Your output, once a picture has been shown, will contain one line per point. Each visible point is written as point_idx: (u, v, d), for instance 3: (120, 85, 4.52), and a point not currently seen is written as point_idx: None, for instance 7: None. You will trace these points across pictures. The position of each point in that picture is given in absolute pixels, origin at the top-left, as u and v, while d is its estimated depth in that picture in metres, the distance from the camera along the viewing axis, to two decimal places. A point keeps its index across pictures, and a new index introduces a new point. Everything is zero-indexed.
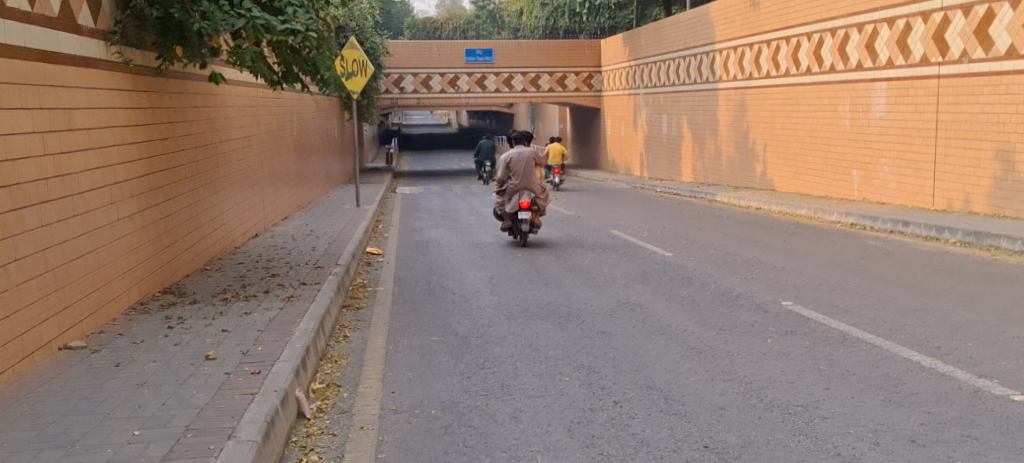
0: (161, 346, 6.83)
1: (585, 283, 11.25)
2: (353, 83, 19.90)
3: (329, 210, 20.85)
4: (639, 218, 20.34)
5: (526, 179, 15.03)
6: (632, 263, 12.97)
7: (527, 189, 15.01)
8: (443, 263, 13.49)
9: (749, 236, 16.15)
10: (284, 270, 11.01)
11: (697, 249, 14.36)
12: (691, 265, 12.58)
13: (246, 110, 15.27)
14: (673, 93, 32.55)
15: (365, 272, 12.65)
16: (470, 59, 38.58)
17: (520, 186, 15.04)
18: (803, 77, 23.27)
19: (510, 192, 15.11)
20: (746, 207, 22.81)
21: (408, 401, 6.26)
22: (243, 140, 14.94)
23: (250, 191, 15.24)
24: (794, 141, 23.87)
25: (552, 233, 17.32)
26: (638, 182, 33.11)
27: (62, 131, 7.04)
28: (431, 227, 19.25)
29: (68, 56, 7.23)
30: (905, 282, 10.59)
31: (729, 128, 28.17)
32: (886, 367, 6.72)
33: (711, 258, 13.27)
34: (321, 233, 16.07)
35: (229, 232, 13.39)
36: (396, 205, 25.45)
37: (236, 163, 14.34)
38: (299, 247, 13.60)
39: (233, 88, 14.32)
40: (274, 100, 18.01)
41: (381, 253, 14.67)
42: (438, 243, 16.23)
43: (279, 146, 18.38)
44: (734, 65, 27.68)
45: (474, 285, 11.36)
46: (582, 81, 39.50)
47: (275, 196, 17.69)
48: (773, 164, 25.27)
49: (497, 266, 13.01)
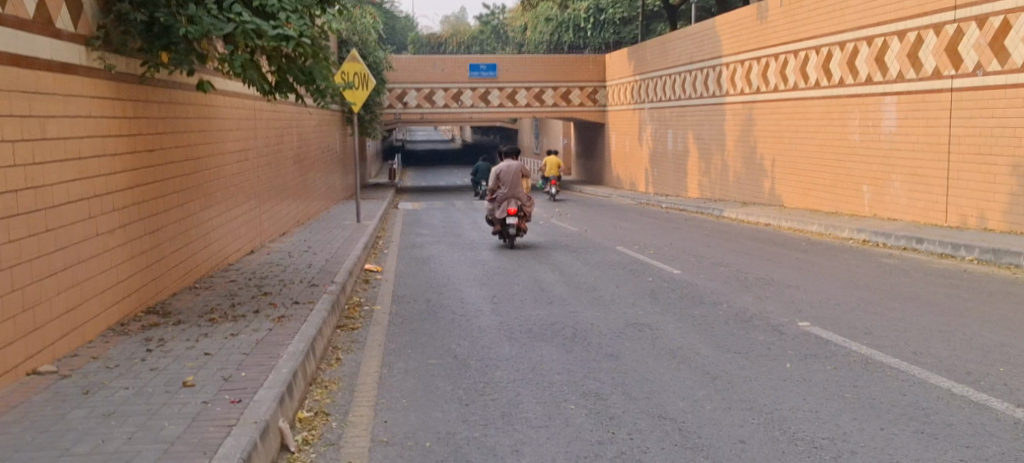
0: (136, 375, 6.36)
1: (590, 302, 10.77)
2: (354, 97, 19.50)
3: (328, 226, 20.42)
4: (645, 234, 19.87)
5: (513, 190, 16.99)
6: (639, 281, 12.50)
7: (515, 197, 16.97)
8: (444, 280, 13.05)
9: (759, 253, 15.68)
10: (276, 288, 10.56)
11: (706, 267, 13.88)
12: (701, 283, 12.11)
13: (243, 123, 14.87)
14: (678, 108, 32.15)
15: (362, 289, 12.21)
16: (474, 74, 38.22)
17: (508, 196, 16.98)
18: (812, 91, 22.83)
19: (500, 201, 17.04)
20: (755, 223, 22.34)
21: (401, 431, 5.81)
22: (239, 154, 14.54)
23: (245, 206, 14.80)
24: (803, 156, 23.41)
25: (556, 250, 16.85)
26: (643, 197, 32.64)
27: (34, 138, 6.65)
28: (433, 243, 18.80)
29: (43, 61, 6.84)
30: (925, 301, 10.11)
31: (736, 143, 27.73)
32: (915, 395, 6.25)
33: (721, 276, 12.80)
34: (319, 249, 15.63)
35: (222, 248, 12.96)
36: (398, 221, 25.01)
37: (231, 177, 13.92)
38: (295, 264, 13.16)
39: (229, 100, 13.93)
40: (273, 113, 17.62)
41: (380, 270, 14.23)
42: (439, 259, 15.78)
43: (278, 160, 17.98)
44: (741, 80, 27.26)
45: (474, 303, 10.90)
46: (587, 96, 39.08)
47: (273, 211, 17.26)
48: (781, 179, 24.80)
49: (499, 283, 12.55)
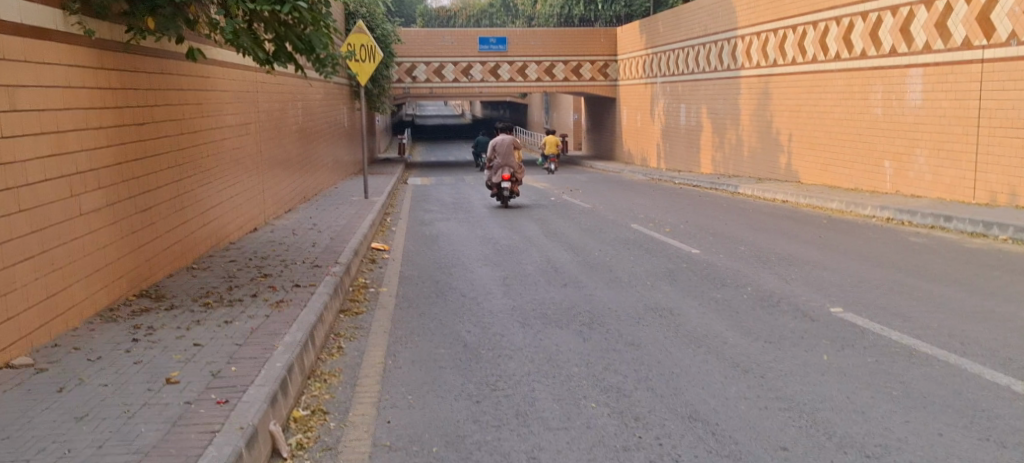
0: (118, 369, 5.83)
1: (606, 283, 10.22)
2: (361, 71, 18.88)
3: (334, 202, 19.87)
4: (660, 211, 19.27)
5: (506, 159, 20.11)
6: (657, 261, 11.93)
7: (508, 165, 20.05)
8: (453, 260, 12.52)
9: (780, 231, 15.08)
10: (276, 269, 10.03)
11: (726, 246, 13.30)
12: (722, 263, 11.53)
13: (243, 96, 14.29)
14: (692, 82, 31.43)
15: (367, 269, 11.70)
16: (483, 47, 37.52)
17: (502, 164, 20.10)
18: (832, 63, 22.13)
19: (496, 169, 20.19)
20: (772, 199, 21.74)
21: (406, 434, 5.30)
22: (239, 128, 13.98)
23: (247, 182, 14.28)
24: (822, 131, 22.75)
25: (569, 228, 16.29)
26: (655, 173, 32.00)
27: (2, 110, 6.14)
28: (441, 220, 18.27)
29: (11, 26, 6.32)
30: (963, 284, 9.53)
31: (752, 118, 27.04)
32: (971, 393, 5.71)
33: (743, 255, 12.22)
34: (324, 226, 15.10)
35: (222, 226, 12.44)
36: (405, 197, 24.43)
37: (231, 151, 13.38)
38: (298, 243, 12.63)
39: (228, 71, 13.35)
40: (275, 86, 17.04)
41: (386, 249, 13.70)
42: (449, 237, 15.26)
43: (281, 134, 17.42)
44: (757, 52, 26.54)
45: (485, 285, 10.36)
46: (598, 70, 38.25)
47: (276, 187, 16.71)
48: (799, 154, 24.14)
49: (510, 264, 11.99)
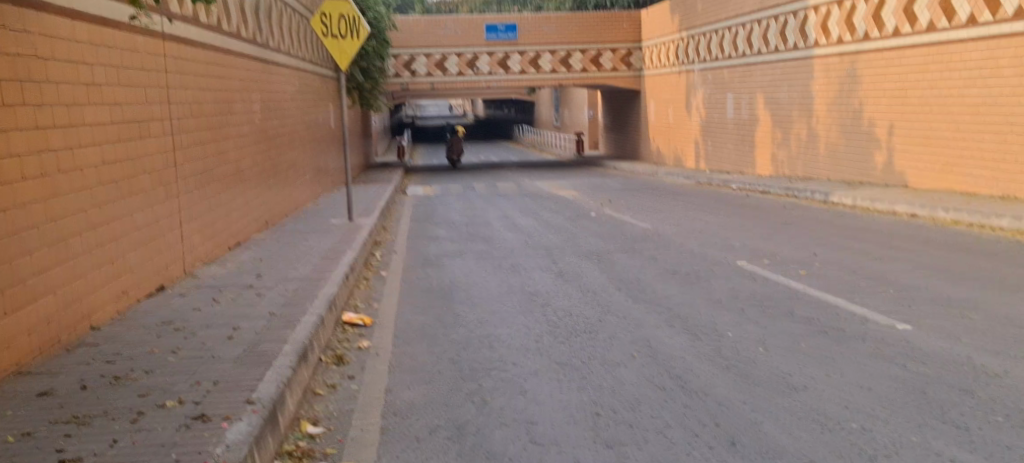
0: None
1: (826, 448, 4.82)
2: (340, 52, 13.31)
3: (307, 229, 14.38)
4: (755, 237, 13.81)
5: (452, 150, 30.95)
6: (862, 360, 6.49)
7: None
8: (479, 351, 7.15)
9: (984, 277, 9.58)
10: (111, 437, 4.62)
11: (943, 316, 7.82)
12: (1001, 369, 6.10)
13: (137, 73, 8.82)
14: (743, 68, 25.85)
15: (325, 389, 6.22)
16: (490, 35, 32.07)
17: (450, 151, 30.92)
18: (962, 32, 16.64)
19: None
20: (891, 212, 16.22)
21: None
22: (131, 126, 8.52)
23: (147, 215, 8.80)
24: (947, 119, 17.23)
25: (643, 271, 10.91)
26: (700, 176, 26.48)
27: None
28: (456, 253, 12.93)
29: None
30: None
31: (831, 108, 21.47)
32: None
33: (1007, 344, 6.76)
34: (273, 278, 9.71)
35: (78, 296, 7.04)
36: (404, 214, 19.06)
37: (109, 163, 7.92)
38: (211, 329, 7.25)
39: (97, 31, 7.89)
40: (208, 62, 11.52)
41: (368, 325, 8.25)
42: (472, 290, 9.91)
43: (220, 134, 11.88)
44: (838, 24, 20.89)
45: (569, 449, 4.99)
46: (620, 59, 32.56)
47: (212, 214, 11.23)
48: (904, 152, 18.68)
49: (594, 366, 6.61)
